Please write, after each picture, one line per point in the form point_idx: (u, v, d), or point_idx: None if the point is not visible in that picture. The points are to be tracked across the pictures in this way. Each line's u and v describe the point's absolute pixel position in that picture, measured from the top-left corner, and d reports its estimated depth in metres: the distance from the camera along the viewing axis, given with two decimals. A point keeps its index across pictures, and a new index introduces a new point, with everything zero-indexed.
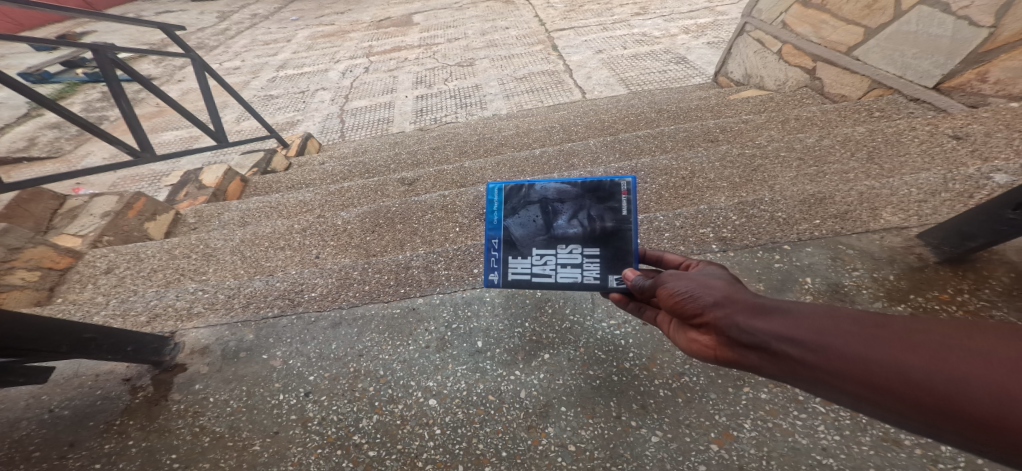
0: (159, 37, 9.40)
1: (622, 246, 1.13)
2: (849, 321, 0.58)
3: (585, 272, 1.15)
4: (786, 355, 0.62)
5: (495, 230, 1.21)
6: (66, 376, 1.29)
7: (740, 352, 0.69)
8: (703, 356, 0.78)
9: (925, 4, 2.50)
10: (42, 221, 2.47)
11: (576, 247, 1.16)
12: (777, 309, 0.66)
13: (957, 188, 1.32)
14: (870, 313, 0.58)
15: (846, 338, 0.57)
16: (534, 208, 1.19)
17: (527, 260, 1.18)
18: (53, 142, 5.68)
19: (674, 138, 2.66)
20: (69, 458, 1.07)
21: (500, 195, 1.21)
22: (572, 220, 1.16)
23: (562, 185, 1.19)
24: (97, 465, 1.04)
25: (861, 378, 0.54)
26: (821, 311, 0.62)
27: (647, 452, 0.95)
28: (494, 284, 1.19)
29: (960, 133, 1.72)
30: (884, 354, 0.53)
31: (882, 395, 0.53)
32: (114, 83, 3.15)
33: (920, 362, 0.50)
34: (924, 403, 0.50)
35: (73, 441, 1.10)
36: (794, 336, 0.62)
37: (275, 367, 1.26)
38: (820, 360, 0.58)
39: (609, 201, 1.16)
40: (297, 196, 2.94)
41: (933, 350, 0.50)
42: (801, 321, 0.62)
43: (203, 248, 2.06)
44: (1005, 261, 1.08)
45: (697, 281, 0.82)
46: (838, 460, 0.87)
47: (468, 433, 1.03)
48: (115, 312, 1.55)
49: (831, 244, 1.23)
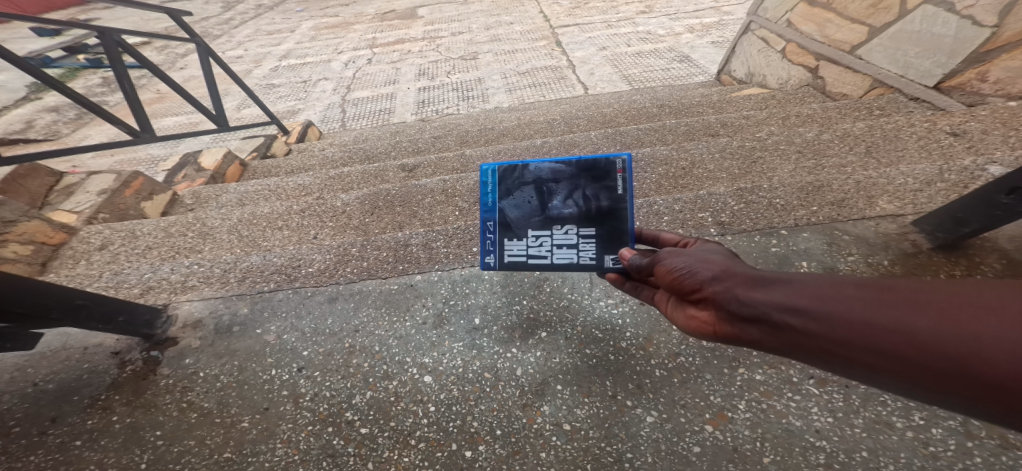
0: (162, 24, 9.35)
1: (618, 225, 1.13)
2: (854, 288, 0.57)
3: (582, 252, 1.16)
4: (788, 326, 0.61)
5: (490, 212, 1.21)
6: (54, 348, 1.29)
7: (741, 326, 0.69)
8: (703, 334, 0.78)
9: (929, 4, 2.50)
10: (37, 197, 2.44)
11: (571, 227, 1.17)
12: (779, 281, 0.66)
13: (953, 179, 1.34)
14: (874, 279, 0.56)
15: (847, 303, 0.56)
16: (529, 189, 1.19)
17: (523, 242, 1.19)
18: (51, 125, 5.64)
19: (675, 132, 2.67)
20: (50, 434, 1.06)
21: (494, 177, 1.21)
22: (567, 200, 1.17)
23: (557, 165, 1.18)
24: (79, 442, 1.03)
25: (863, 344, 0.53)
26: (825, 280, 0.61)
27: (641, 432, 0.96)
28: (491, 266, 1.21)
29: (958, 130, 1.74)
30: (886, 317, 0.51)
31: (886, 361, 0.51)
32: (120, 67, 3.13)
33: (925, 323, 0.48)
34: (930, 365, 0.47)
35: (55, 416, 1.10)
36: (796, 305, 0.61)
37: (269, 342, 1.27)
38: (822, 328, 0.57)
39: (605, 180, 1.15)
40: (296, 179, 2.93)
41: (939, 310, 0.48)
42: (801, 291, 0.62)
43: (199, 227, 2.06)
44: (997, 248, 1.10)
45: (695, 258, 0.83)
46: (830, 442, 0.89)
47: (462, 411, 1.04)
48: (109, 286, 1.55)
49: (827, 230, 1.24)
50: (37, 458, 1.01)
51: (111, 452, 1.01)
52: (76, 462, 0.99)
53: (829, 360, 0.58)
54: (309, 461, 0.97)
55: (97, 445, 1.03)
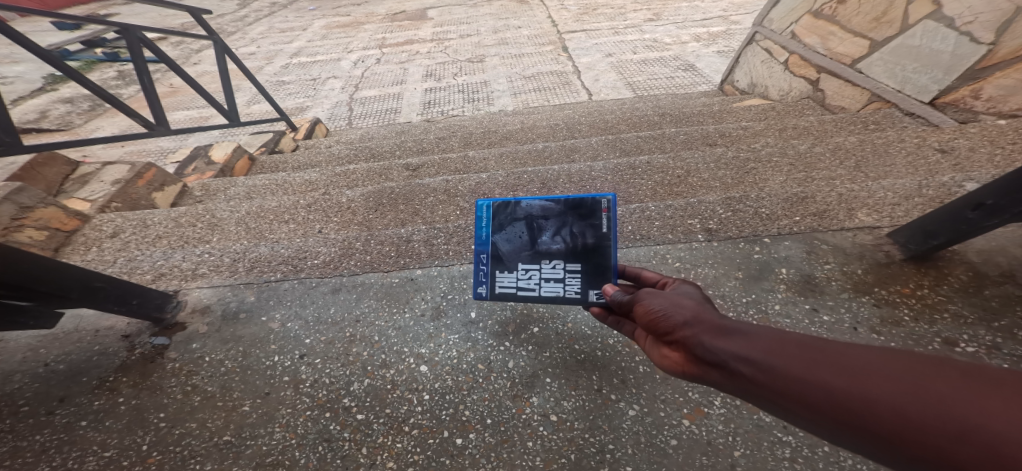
0: (179, 21, 9.55)
1: (602, 262, 1.17)
2: (798, 344, 0.57)
3: (567, 287, 1.19)
4: (742, 375, 0.60)
5: (483, 245, 1.26)
6: (67, 330, 1.36)
7: (704, 369, 0.67)
8: (675, 373, 0.76)
9: (930, 19, 2.54)
10: (53, 185, 2.49)
11: (558, 262, 1.21)
12: (739, 330, 0.65)
13: (931, 194, 1.39)
14: (815, 336, 0.57)
15: (793, 359, 0.56)
16: (520, 224, 1.24)
17: (513, 274, 1.24)
18: (65, 115, 5.77)
19: (673, 140, 2.74)
20: (57, 414, 1.12)
21: (488, 212, 1.27)
22: (556, 237, 1.21)
23: (547, 202, 1.24)
24: (84, 422, 1.09)
25: (797, 396, 0.53)
26: (776, 333, 0.61)
27: (623, 425, 1.02)
28: (482, 296, 1.26)
29: (946, 146, 1.78)
30: (818, 374, 0.52)
31: (813, 412, 0.52)
32: (140, 62, 3.22)
33: (847, 382, 0.49)
34: (845, 419, 0.49)
35: (63, 397, 1.16)
36: (748, 355, 0.60)
37: (273, 329, 1.34)
38: (773, 382, 0.56)
39: (590, 218, 1.20)
40: (303, 175, 3.01)
41: (860, 371, 0.49)
42: (756, 343, 0.61)
43: (209, 218, 2.14)
44: (965, 260, 1.15)
45: (671, 300, 0.81)
46: (796, 437, 0.95)
47: (456, 400, 1.10)
48: (123, 271, 1.63)
49: (808, 239, 1.30)
50: (43, 437, 1.06)
51: (115, 433, 1.06)
52: (80, 441, 1.05)
53: (771, 406, 0.58)
54: (305, 444, 1.03)
55: (102, 426, 1.08)
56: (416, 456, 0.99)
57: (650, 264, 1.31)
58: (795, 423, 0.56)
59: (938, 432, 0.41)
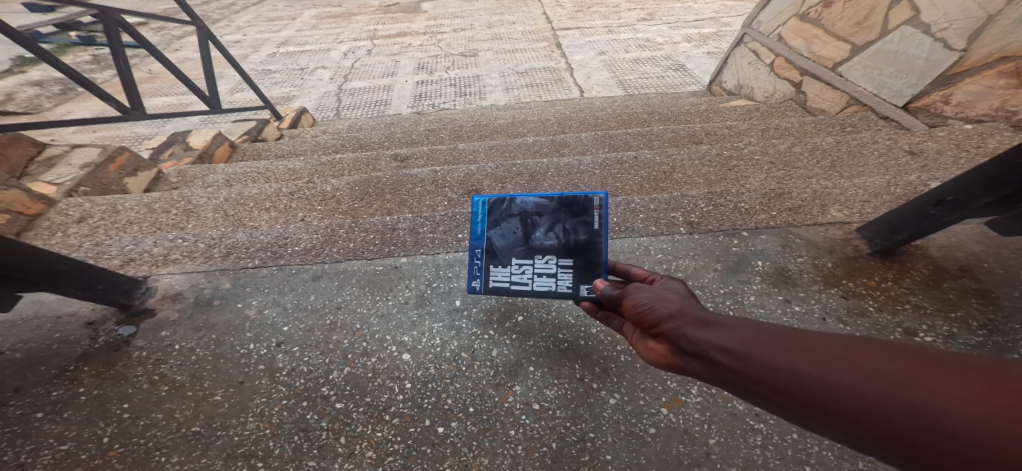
0: (162, 7, 9.26)
1: (593, 258, 1.18)
2: (774, 335, 0.58)
3: (560, 281, 1.20)
4: (721, 364, 0.62)
5: (477, 240, 1.27)
6: (26, 317, 1.32)
7: (686, 360, 0.69)
8: (660, 365, 0.77)
9: (908, 25, 2.63)
10: (17, 167, 2.28)
11: (551, 258, 1.21)
12: (719, 322, 0.67)
13: (898, 192, 1.45)
14: (789, 326, 0.59)
15: (767, 349, 0.57)
16: (515, 220, 1.25)
17: (507, 269, 1.24)
18: (33, 98, 5.53)
19: (661, 137, 2.77)
20: (12, 405, 1.08)
21: (483, 208, 1.27)
22: (549, 233, 1.22)
23: (541, 200, 1.25)
24: (40, 414, 1.06)
25: (768, 381, 0.55)
26: (754, 325, 0.62)
27: (603, 413, 1.04)
28: (475, 290, 1.25)
29: (915, 148, 1.85)
30: (788, 361, 0.54)
31: (784, 399, 0.54)
32: (117, 46, 3.10)
33: (819, 369, 0.51)
34: (810, 403, 0.51)
35: (18, 387, 1.12)
36: (726, 345, 0.62)
37: (249, 316, 1.32)
38: (750, 371, 0.57)
39: (583, 216, 1.22)
40: (286, 164, 2.95)
41: (829, 358, 0.51)
42: (735, 333, 0.63)
43: (184, 205, 2.08)
44: (927, 255, 1.21)
45: (657, 295, 0.83)
46: (766, 425, 0.99)
47: (437, 388, 1.10)
48: (89, 255, 1.58)
49: (782, 233, 1.34)
50: None
51: (73, 425, 1.03)
52: (35, 434, 1.02)
53: (745, 393, 0.60)
54: (280, 434, 1.02)
55: (60, 417, 1.05)
56: (396, 445, 0.99)
57: (633, 255, 1.33)
58: (766, 408, 0.58)
59: (891, 410, 0.44)
